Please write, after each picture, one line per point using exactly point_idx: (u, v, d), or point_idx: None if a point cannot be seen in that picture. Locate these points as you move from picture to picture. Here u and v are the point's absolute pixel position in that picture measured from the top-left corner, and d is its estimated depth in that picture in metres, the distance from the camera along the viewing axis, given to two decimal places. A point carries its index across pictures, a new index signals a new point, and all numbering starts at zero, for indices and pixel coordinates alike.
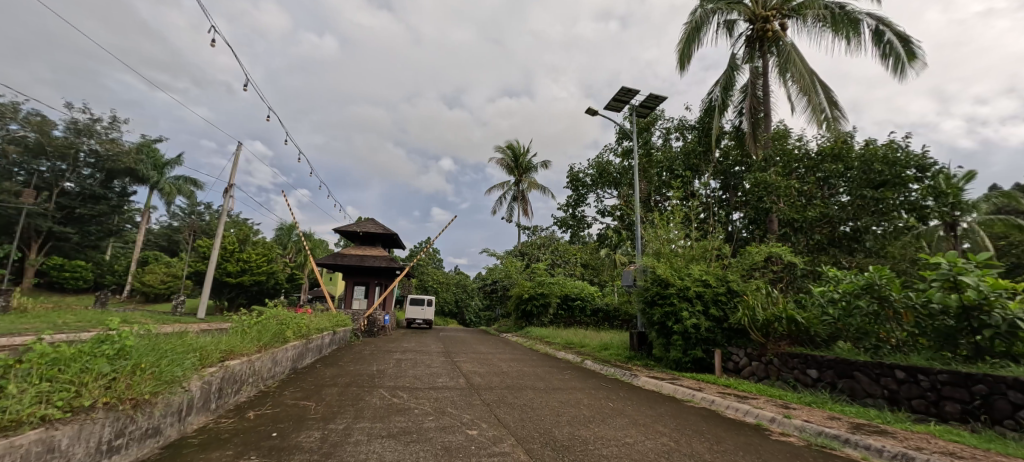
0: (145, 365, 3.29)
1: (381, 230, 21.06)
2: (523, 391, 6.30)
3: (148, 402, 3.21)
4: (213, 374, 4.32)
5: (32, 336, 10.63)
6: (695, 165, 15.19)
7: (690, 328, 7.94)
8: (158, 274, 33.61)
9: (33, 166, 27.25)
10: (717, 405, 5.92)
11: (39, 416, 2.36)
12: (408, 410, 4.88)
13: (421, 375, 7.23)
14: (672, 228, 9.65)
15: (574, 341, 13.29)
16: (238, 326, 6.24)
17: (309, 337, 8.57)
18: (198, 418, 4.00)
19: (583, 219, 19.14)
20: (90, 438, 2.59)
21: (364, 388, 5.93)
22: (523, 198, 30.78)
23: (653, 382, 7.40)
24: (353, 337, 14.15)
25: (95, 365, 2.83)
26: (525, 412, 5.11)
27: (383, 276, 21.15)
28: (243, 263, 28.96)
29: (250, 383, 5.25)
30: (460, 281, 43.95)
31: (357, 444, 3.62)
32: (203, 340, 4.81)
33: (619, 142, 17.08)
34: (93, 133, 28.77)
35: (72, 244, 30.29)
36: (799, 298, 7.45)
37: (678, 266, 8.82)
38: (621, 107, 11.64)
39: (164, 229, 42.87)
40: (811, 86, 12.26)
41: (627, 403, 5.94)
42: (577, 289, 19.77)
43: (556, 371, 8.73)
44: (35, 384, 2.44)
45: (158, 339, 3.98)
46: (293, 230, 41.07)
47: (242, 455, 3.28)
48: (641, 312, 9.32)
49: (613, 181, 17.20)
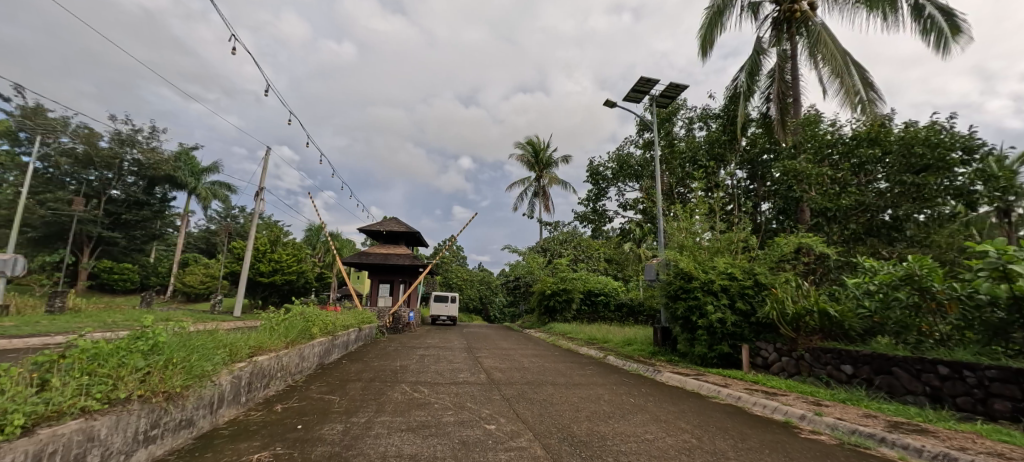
0: (178, 359, 3.50)
1: (404, 229, 21.42)
2: (543, 386, 6.30)
3: (179, 396, 3.40)
4: (243, 368, 4.52)
5: (83, 332, 11.40)
6: (719, 155, 14.72)
7: (716, 323, 7.69)
8: (198, 274, 35.49)
9: (82, 176, 28.84)
10: (743, 401, 5.75)
11: (79, 407, 2.56)
12: (429, 404, 4.96)
13: (442, 370, 7.34)
14: (696, 221, 9.36)
15: (597, 337, 13.13)
16: (267, 323, 6.46)
17: (335, 333, 8.83)
18: (230, 410, 4.21)
19: (604, 213, 18.91)
20: (127, 429, 2.81)
21: (387, 383, 6.09)
22: (544, 194, 30.67)
23: (677, 378, 7.22)
24: (379, 333, 14.47)
25: (130, 359, 3.04)
26: (544, 407, 5.12)
27: (407, 274, 21.49)
28: (274, 264, 30.14)
29: (279, 378, 5.48)
30: (484, 278, 44.31)
31: (376, 437, 3.71)
32: (233, 336, 5.06)
33: (640, 134, 16.77)
34: (135, 143, 30.22)
35: (119, 248, 31.80)
36: (833, 291, 7.12)
37: (702, 259, 8.59)
38: (639, 98, 11.38)
39: (202, 232, 45.06)
40: (844, 67, 11.65)
41: (648, 399, 5.85)
42: (600, 284, 19.53)
43: (578, 366, 8.65)
44: (76, 378, 2.66)
45: (190, 336, 4.20)
46: (321, 231, 42.40)
47: (268, 446, 3.43)
48: (665, 306, 9.11)
49: (634, 174, 16.92)
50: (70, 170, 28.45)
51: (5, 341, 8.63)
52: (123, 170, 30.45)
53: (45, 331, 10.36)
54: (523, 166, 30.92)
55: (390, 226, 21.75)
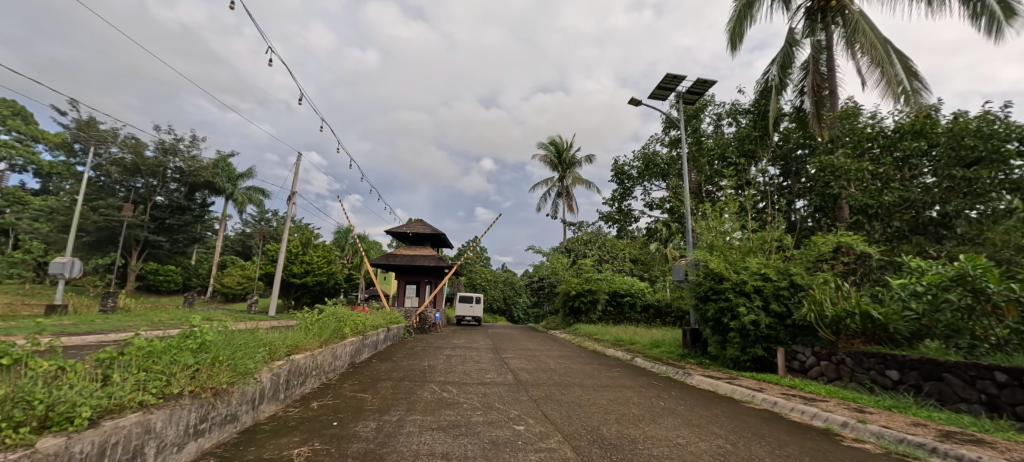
0: (223, 357, 3.69)
1: (429, 230, 21.75)
2: (571, 387, 6.26)
3: (226, 391, 3.59)
4: (281, 366, 4.71)
5: (133, 331, 12.11)
6: (750, 151, 14.15)
7: (749, 325, 7.43)
8: (235, 276, 37.16)
9: (130, 183, 30.73)
10: (780, 407, 5.55)
11: (137, 401, 2.75)
12: (458, 404, 5.01)
13: (470, 370, 7.41)
14: (725, 220, 9.06)
15: (624, 339, 12.93)
16: (302, 323, 6.70)
17: (366, 333, 9.06)
18: (270, 407, 4.40)
19: (630, 213, 18.62)
20: (179, 422, 2.99)
21: (417, 382, 6.18)
22: (567, 194, 30.49)
23: (709, 381, 7.04)
24: (406, 333, 14.74)
25: (181, 357, 3.24)
26: (573, 409, 5.07)
27: (433, 275, 21.78)
28: (306, 265, 31.19)
29: (314, 376, 5.67)
30: (508, 279, 44.42)
31: (409, 436, 3.78)
32: (272, 335, 5.27)
33: (666, 131, 16.44)
34: (177, 152, 31.92)
35: (164, 251, 33.63)
36: (876, 292, 6.77)
37: (733, 259, 8.34)
38: (666, 95, 11.16)
39: (238, 236, 47.13)
40: (885, 56, 11.07)
41: (679, 402, 5.72)
42: (626, 285, 19.26)
43: (605, 368, 8.55)
44: (135, 373, 2.87)
45: (233, 335, 4.41)
46: (349, 233, 43.59)
47: (307, 441, 3.56)
48: (694, 307, 8.89)
49: (661, 173, 16.60)
50: (120, 178, 30.44)
51: (68, 338, 9.31)
52: (167, 177, 32.21)
53: (100, 330, 11.07)
54: (546, 166, 30.83)
55: (416, 227, 22.13)
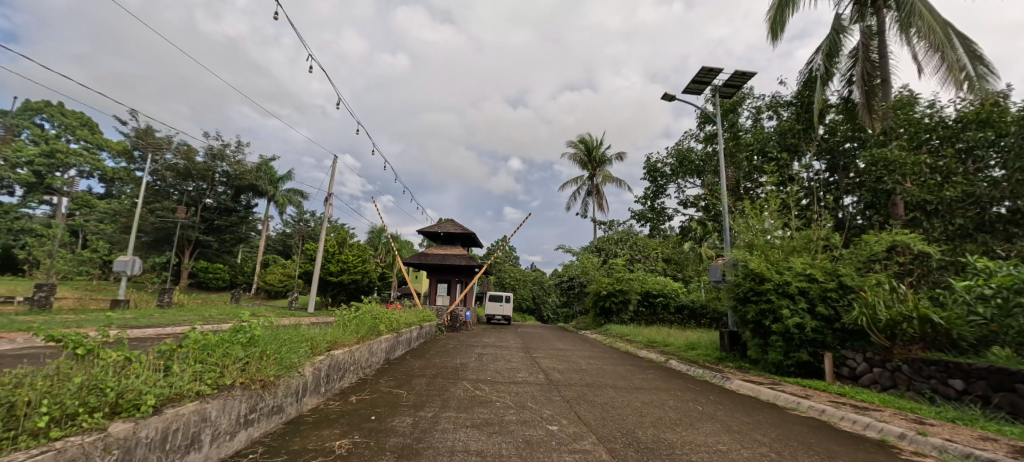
0: (270, 351, 3.87)
1: (459, 230, 22.06)
2: (604, 389, 6.17)
3: (273, 384, 3.78)
4: (322, 361, 4.89)
5: (188, 325, 13.01)
6: (793, 145, 13.45)
7: (793, 328, 7.04)
8: (277, 274, 39.05)
9: (183, 187, 32.99)
10: (828, 415, 5.24)
11: (195, 391, 2.94)
12: (490, 402, 5.04)
13: (501, 369, 7.42)
14: (767, 218, 8.63)
15: (657, 340, 12.65)
16: (341, 319, 6.95)
17: (400, 330, 9.29)
18: (312, 400, 4.58)
19: (663, 211, 18.14)
20: (231, 412, 3.17)
21: (450, 380, 6.26)
22: (597, 193, 30.08)
23: (749, 386, 6.75)
24: (438, 331, 15.02)
25: (233, 350, 3.43)
26: (606, 410, 4.99)
27: (463, 274, 22.06)
28: (342, 264, 32.34)
29: (352, 371, 5.87)
30: (537, 278, 44.38)
31: (443, 432, 3.83)
32: (313, 331, 5.48)
33: (702, 126, 15.90)
34: (224, 157, 33.77)
35: (213, 250, 35.80)
36: (937, 295, 6.28)
37: (775, 259, 7.95)
38: (701, 89, 10.79)
39: (280, 236, 49.50)
40: (945, 41, 10.24)
41: (718, 407, 5.51)
42: (659, 285, 18.83)
43: (638, 370, 8.38)
44: (192, 365, 3.07)
45: (279, 330, 4.62)
46: (382, 233, 44.87)
47: (347, 434, 3.68)
48: (733, 309, 8.54)
49: (696, 169, 16.08)
50: (174, 182, 32.78)
51: (134, 330, 10.15)
52: (215, 181, 34.16)
53: (160, 324, 11.95)
54: (576, 165, 30.53)
55: (447, 227, 22.48)
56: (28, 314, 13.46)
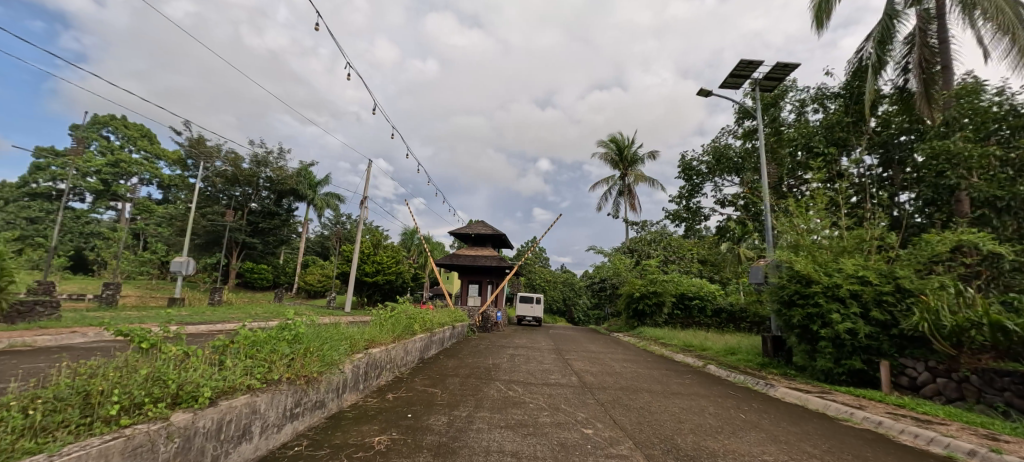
0: (313, 348, 4.02)
1: (490, 231, 22.22)
2: (639, 393, 6.02)
3: (316, 380, 3.93)
4: (361, 358, 5.05)
5: (238, 322, 13.80)
6: (841, 139, 12.66)
7: (844, 334, 6.61)
8: (316, 274, 40.68)
9: (231, 192, 35.04)
10: (886, 427, 4.87)
11: (246, 384, 3.10)
12: (524, 403, 5.03)
13: (533, 370, 7.40)
14: (814, 216, 8.16)
15: (694, 344, 12.22)
16: (377, 318, 7.16)
17: (433, 330, 9.46)
18: (352, 396, 4.74)
19: (699, 211, 17.53)
20: (279, 406, 3.33)
21: (482, 380, 6.31)
22: (629, 192, 29.50)
23: (797, 395, 6.38)
24: (470, 331, 15.17)
25: (279, 347, 3.59)
26: (642, 415, 4.87)
27: (494, 275, 22.18)
28: (377, 265, 33.33)
29: (389, 368, 6.04)
30: (567, 280, 44.02)
31: (478, 432, 3.86)
32: (352, 330, 5.67)
33: (740, 122, 15.26)
34: (268, 163, 35.60)
35: (258, 252, 37.80)
36: (1012, 300, 5.73)
37: (823, 260, 7.50)
38: (740, 83, 10.35)
39: (319, 238, 51.62)
40: (1017, 22, 9.33)
41: (762, 415, 5.25)
42: (694, 287, 18.20)
43: (676, 374, 8.13)
44: (243, 360, 3.25)
45: (320, 328, 4.80)
46: (414, 234, 45.90)
47: (385, 430, 3.78)
48: (777, 313, 8.13)
49: (734, 167, 15.45)
50: (223, 188, 34.89)
51: (191, 327, 10.88)
52: (259, 186, 36.06)
53: (213, 321, 12.75)
54: (607, 164, 30.08)
55: (478, 228, 22.70)
56: (99, 310, 14.69)
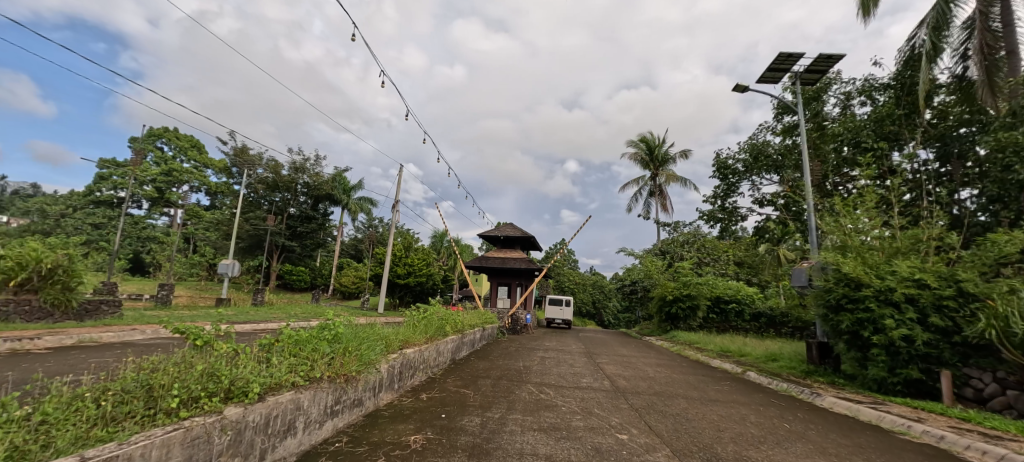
0: (352, 348, 4.16)
1: (519, 233, 22.26)
2: (675, 399, 5.86)
3: (355, 378, 4.06)
4: (395, 358, 5.17)
5: (279, 321, 14.47)
6: (892, 133, 11.88)
7: (899, 341, 6.18)
8: (350, 276, 42.07)
9: (272, 198, 36.82)
10: (948, 443, 4.51)
11: (291, 381, 3.24)
12: (556, 406, 5.00)
13: (564, 373, 7.34)
14: (863, 216, 7.69)
15: (731, 349, 11.77)
16: (411, 320, 7.32)
17: (464, 331, 9.57)
18: (388, 395, 4.87)
19: (735, 211, 16.89)
20: (321, 403, 3.47)
21: (514, 382, 6.32)
22: (661, 193, 28.81)
23: (846, 405, 6.01)
24: (500, 333, 15.24)
25: (320, 346, 3.74)
26: (679, 422, 4.73)
27: (523, 277, 22.19)
28: (408, 267, 34.09)
29: (422, 369, 6.17)
30: (597, 282, 43.46)
31: (511, 434, 3.87)
32: (387, 330, 5.82)
33: (779, 118, 14.61)
34: (305, 170, 37.17)
35: (297, 255, 39.50)
36: None
37: (875, 262, 7.05)
38: (779, 77, 9.93)
39: (353, 241, 53.36)
40: None
41: (809, 426, 4.99)
42: (731, 290, 17.53)
43: (712, 380, 7.85)
44: (288, 358, 3.40)
45: (358, 329, 4.96)
46: (443, 237, 46.64)
47: (421, 430, 3.85)
48: (822, 317, 7.70)
49: (773, 165, 14.79)
50: (265, 194, 36.71)
51: (238, 326, 11.50)
52: (298, 191, 37.71)
53: (257, 320, 13.43)
54: (637, 165, 29.52)
55: (507, 231, 22.81)
56: (156, 309, 15.79)
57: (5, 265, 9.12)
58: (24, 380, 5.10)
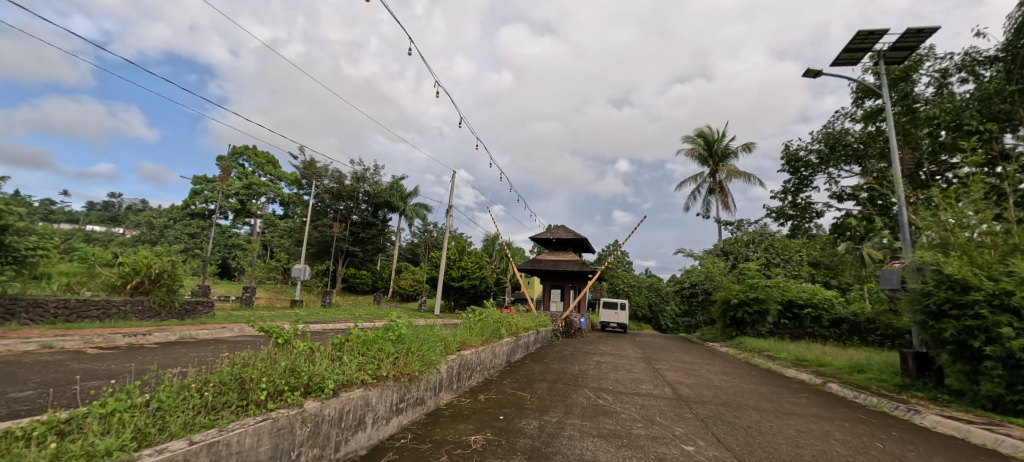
0: (414, 349, 4.36)
1: (571, 235, 22.04)
2: (745, 410, 5.48)
3: (418, 377, 4.24)
4: (454, 359, 5.33)
5: (346, 322, 15.50)
6: (1004, 112, 10.29)
7: (1020, 353, 5.31)
8: (408, 279, 44.04)
9: (337, 206, 39.58)
10: None
11: (361, 379, 3.45)
12: (615, 413, 4.88)
13: (622, 379, 7.14)
14: (968, 208, 6.73)
15: (808, 358, 10.79)
16: (467, 322, 7.51)
17: (519, 334, 9.63)
18: (448, 395, 5.03)
19: (809, 207, 15.49)
20: (387, 400, 3.66)
21: (570, 386, 6.25)
22: (721, 190, 27.17)
23: (952, 424, 5.27)
24: (554, 336, 15.16)
25: (385, 347, 3.96)
26: (751, 435, 4.42)
27: (576, 280, 21.92)
28: (462, 270, 35.02)
29: (479, 370, 6.29)
30: (653, 285, 41.85)
31: (570, 439, 3.83)
32: (446, 332, 6.01)
33: (860, 102, 13.21)
34: (366, 179, 39.54)
35: (359, 259, 42.07)
36: None
37: (985, 262, 6.14)
38: (858, 57, 8.98)
39: (409, 245, 55.82)
40: None
41: (906, 447, 4.44)
42: (805, 293, 16.09)
43: (787, 392, 7.23)
44: (358, 357, 3.64)
45: (419, 330, 5.17)
46: (495, 240, 47.36)
47: (480, 430, 3.94)
48: (919, 324, 6.83)
49: (853, 155, 13.37)
50: (331, 203, 39.54)
51: (312, 325, 12.48)
52: (359, 200, 40.21)
53: (328, 320, 14.49)
54: (694, 161, 28.09)
55: (558, 233, 22.68)
56: (242, 309, 17.57)
57: (124, 270, 10.92)
58: (143, 371, 5.94)
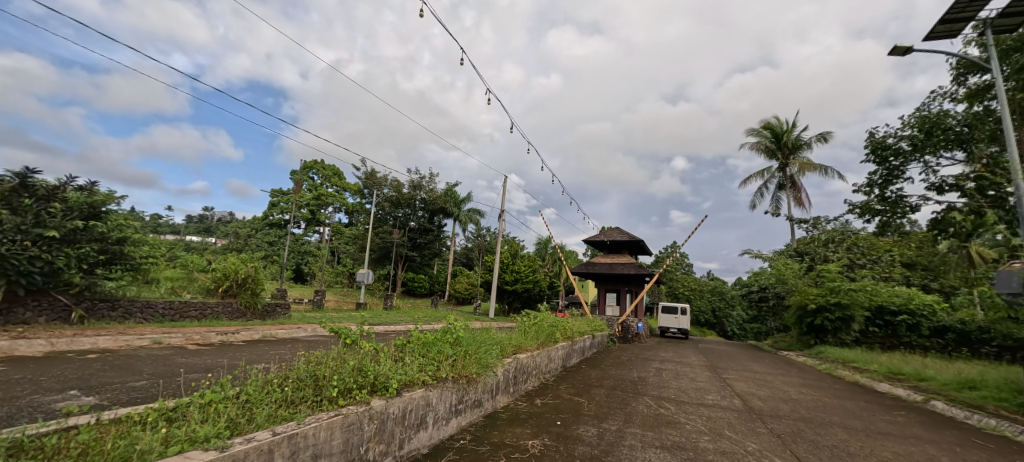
0: (471, 352, 4.45)
1: (625, 237, 21.38)
2: (829, 427, 4.95)
3: (476, 380, 4.32)
4: (510, 363, 5.37)
5: (406, 323, 16.24)
6: None
7: None
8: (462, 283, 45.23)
9: (396, 214, 41.69)
10: None
11: (422, 380, 3.59)
12: (679, 424, 4.63)
13: (685, 388, 6.76)
14: None
15: (906, 372, 9.55)
16: (522, 326, 7.53)
17: (574, 339, 9.48)
18: (504, 398, 5.07)
19: (901, 201, 13.75)
20: (447, 401, 3.76)
21: (629, 393, 6.04)
22: (793, 185, 24.97)
23: None
24: (610, 341, 14.77)
25: (444, 349, 4.08)
26: (836, 456, 3.98)
27: (632, 283, 21.20)
28: (515, 274, 35.29)
29: (535, 374, 6.28)
30: (717, 289, 39.33)
31: (631, 449, 3.70)
32: (502, 336, 6.07)
33: (963, 79, 11.52)
34: (422, 187, 41.27)
35: (417, 263, 43.91)
36: None
37: None
38: (959, 28, 7.85)
39: (463, 250, 57.30)
40: None
41: None
42: (899, 298, 14.28)
43: (881, 408, 6.44)
44: (419, 358, 3.78)
45: (475, 333, 5.27)
46: (547, 244, 47.20)
47: (537, 435, 3.92)
48: None
49: (956, 139, 11.68)
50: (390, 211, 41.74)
51: (376, 327, 13.24)
52: (416, 207, 42.04)
53: (390, 322, 15.29)
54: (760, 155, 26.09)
55: (612, 235, 22.08)
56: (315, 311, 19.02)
57: (216, 275, 12.36)
58: (234, 366, 6.67)
